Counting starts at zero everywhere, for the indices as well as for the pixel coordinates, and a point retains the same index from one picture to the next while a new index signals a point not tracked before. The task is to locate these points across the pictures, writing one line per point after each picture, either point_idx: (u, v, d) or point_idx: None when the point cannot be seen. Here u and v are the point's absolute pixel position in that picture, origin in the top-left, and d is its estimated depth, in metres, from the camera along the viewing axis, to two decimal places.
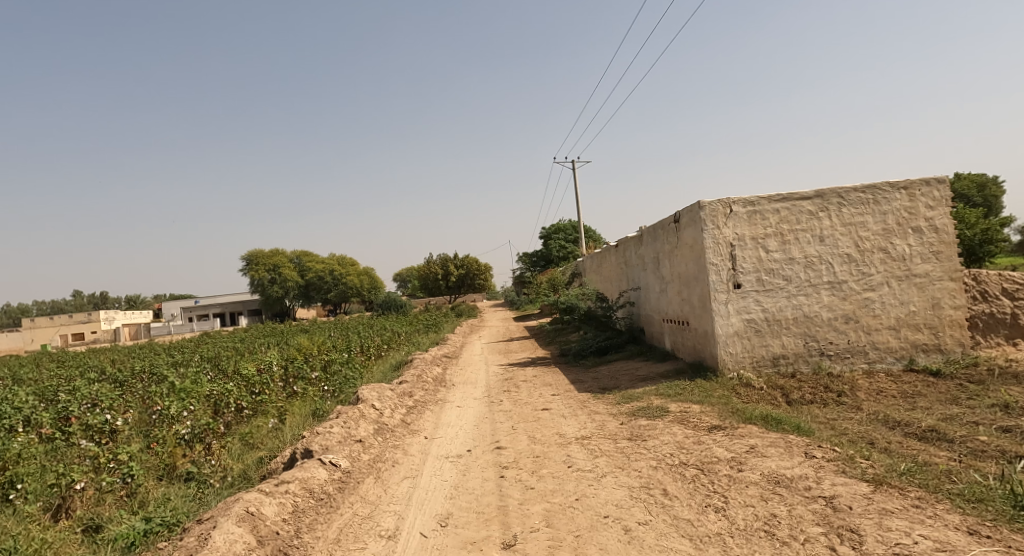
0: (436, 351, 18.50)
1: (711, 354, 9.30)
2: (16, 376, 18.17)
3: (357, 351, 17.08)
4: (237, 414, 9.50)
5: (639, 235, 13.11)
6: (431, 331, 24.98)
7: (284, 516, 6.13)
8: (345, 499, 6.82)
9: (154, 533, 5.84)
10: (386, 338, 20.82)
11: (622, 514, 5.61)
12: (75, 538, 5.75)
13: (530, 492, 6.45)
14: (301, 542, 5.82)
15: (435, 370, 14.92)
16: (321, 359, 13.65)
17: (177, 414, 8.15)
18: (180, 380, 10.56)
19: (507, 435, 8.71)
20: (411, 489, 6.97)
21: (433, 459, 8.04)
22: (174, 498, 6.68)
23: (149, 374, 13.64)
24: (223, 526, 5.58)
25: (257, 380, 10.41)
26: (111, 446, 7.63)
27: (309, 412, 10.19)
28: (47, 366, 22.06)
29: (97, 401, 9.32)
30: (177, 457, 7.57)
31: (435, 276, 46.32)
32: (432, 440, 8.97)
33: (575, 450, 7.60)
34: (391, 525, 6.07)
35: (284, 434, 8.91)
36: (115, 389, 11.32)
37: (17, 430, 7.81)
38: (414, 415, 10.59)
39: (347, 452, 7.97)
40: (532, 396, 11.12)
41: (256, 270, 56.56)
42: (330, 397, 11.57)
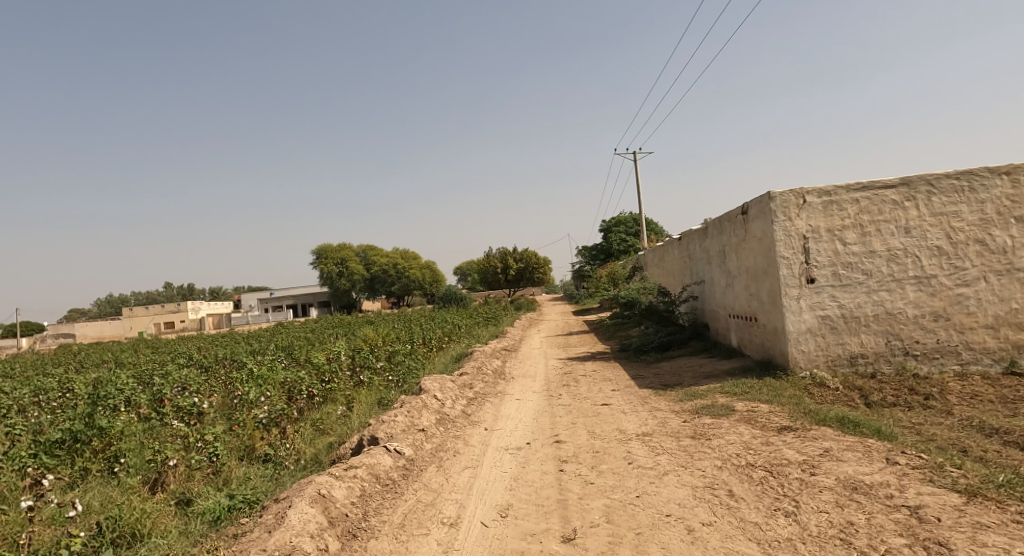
0: (496, 344, 18.65)
1: (781, 352, 8.90)
2: (115, 361, 19.74)
3: (420, 344, 17.48)
4: (308, 401, 9.90)
5: (704, 228, 12.71)
6: (491, 325, 25.09)
7: (352, 499, 6.31)
8: (408, 486, 6.97)
9: (236, 509, 6.17)
10: (448, 330, 21.21)
11: (685, 513, 5.47)
12: (169, 510, 6.14)
13: (589, 487, 6.39)
14: (368, 525, 5.98)
15: (494, 363, 15.05)
16: (386, 350, 14.04)
17: (255, 399, 8.62)
18: (257, 368, 11.14)
19: (566, 430, 8.66)
20: (472, 480, 7.04)
21: (492, 451, 8.09)
22: (253, 478, 7.06)
23: (230, 361, 14.49)
24: (298, 506, 5.81)
25: (327, 369, 10.83)
26: (198, 427, 8.14)
27: (375, 401, 10.51)
28: (145, 351, 23.87)
29: (186, 384, 9.95)
30: (255, 439, 7.99)
31: (495, 270, 46.56)
32: (492, 432, 9.03)
33: (635, 447, 7.46)
34: (452, 513, 6.16)
35: (352, 421, 9.19)
36: (200, 374, 12.07)
37: (120, 409, 8.47)
38: (474, 407, 10.70)
39: (410, 441, 8.13)
40: (591, 391, 11.01)
41: (325, 263, 59.08)
42: (395, 386, 11.87)
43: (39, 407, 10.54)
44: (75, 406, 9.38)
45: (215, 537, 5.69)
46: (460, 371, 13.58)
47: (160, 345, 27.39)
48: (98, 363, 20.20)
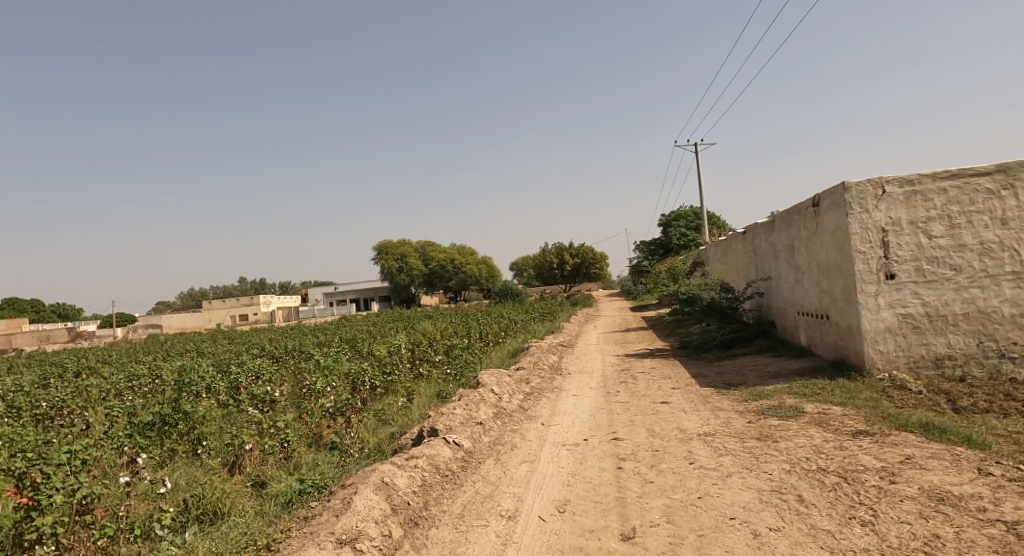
0: (552, 339, 18.60)
1: (856, 352, 8.44)
2: (195, 351, 21.03)
3: (477, 338, 17.64)
4: (371, 392, 10.16)
5: (771, 221, 12.20)
6: (547, 320, 25.07)
7: (413, 488, 6.41)
8: (467, 477, 7.02)
9: (306, 493, 6.41)
10: (504, 325, 21.33)
11: (751, 517, 5.26)
12: (246, 491, 6.50)
13: (649, 486, 6.25)
14: (430, 514, 6.09)
15: (551, 358, 15.00)
16: (444, 344, 14.25)
17: (322, 389, 8.97)
18: (322, 358, 11.54)
19: (624, 427, 8.51)
20: (529, 474, 7.01)
21: (549, 446, 8.04)
22: (321, 464, 7.30)
23: (298, 352, 15.10)
24: (364, 492, 5.95)
25: (389, 361, 11.09)
26: (271, 414, 8.53)
27: (434, 393, 10.66)
28: (221, 342, 25.29)
29: (259, 373, 10.45)
30: (323, 427, 8.29)
31: (551, 266, 46.38)
32: (549, 427, 8.98)
33: (697, 446, 7.24)
34: (510, 506, 6.16)
35: (412, 412, 9.35)
36: (272, 364, 12.64)
37: (202, 395, 8.98)
38: (531, 402, 10.68)
39: (469, 433, 8.18)
40: (650, 388, 10.78)
41: (385, 259, 60.72)
42: (453, 379, 12.00)
43: (132, 391, 11.34)
44: (164, 391, 10.04)
45: (287, 518, 5.92)
46: (516, 365, 13.60)
47: (235, 335, 28.90)
48: (180, 352, 21.52)
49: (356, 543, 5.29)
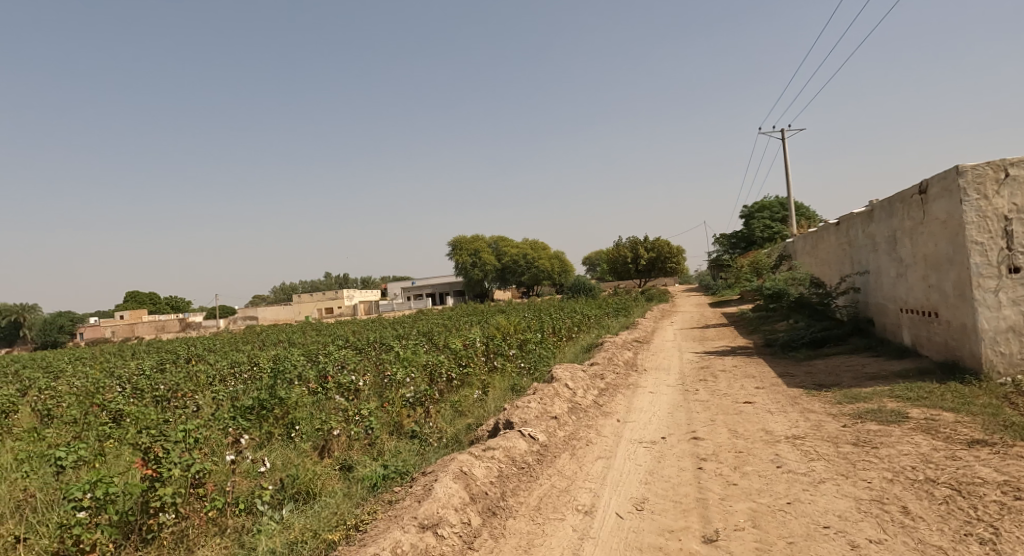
0: (627, 335, 18.22)
1: (971, 352, 7.72)
2: (285, 341, 22.27)
3: (550, 333, 17.60)
4: (448, 383, 10.31)
5: (869, 211, 11.39)
6: (621, 315, 24.70)
7: (491, 479, 6.43)
8: (543, 470, 6.98)
9: (390, 478, 6.60)
10: (578, 320, 21.15)
11: (847, 527, 4.91)
12: (335, 474, 6.82)
13: (732, 489, 5.97)
14: (507, 505, 6.11)
15: (626, 354, 14.71)
16: (518, 338, 14.30)
17: (402, 379, 9.22)
18: (401, 350, 11.85)
19: (704, 426, 8.19)
20: (605, 470, 6.88)
21: (625, 443, 7.85)
22: (403, 451, 7.49)
23: (379, 344, 15.61)
24: (443, 480, 6.04)
25: (465, 353, 11.23)
26: (355, 402, 8.85)
27: (508, 386, 10.68)
28: (308, 333, 26.66)
29: (344, 362, 10.87)
30: (403, 416, 8.53)
31: (625, 260, 45.52)
32: (625, 424, 8.79)
33: (785, 449, 6.85)
34: (587, 501, 6.07)
35: (488, 404, 9.40)
36: (355, 355, 13.12)
37: (294, 383, 9.46)
38: (606, 397, 10.50)
39: (544, 427, 8.13)
40: (732, 387, 10.32)
41: (460, 254, 61.99)
42: (527, 373, 11.99)
43: (231, 377, 12.13)
44: (261, 378, 10.68)
45: (373, 501, 6.12)
46: (590, 361, 13.43)
47: (323, 328, 30.32)
48: (274, 342, 22.85)
49: (437, 529, 5.40)
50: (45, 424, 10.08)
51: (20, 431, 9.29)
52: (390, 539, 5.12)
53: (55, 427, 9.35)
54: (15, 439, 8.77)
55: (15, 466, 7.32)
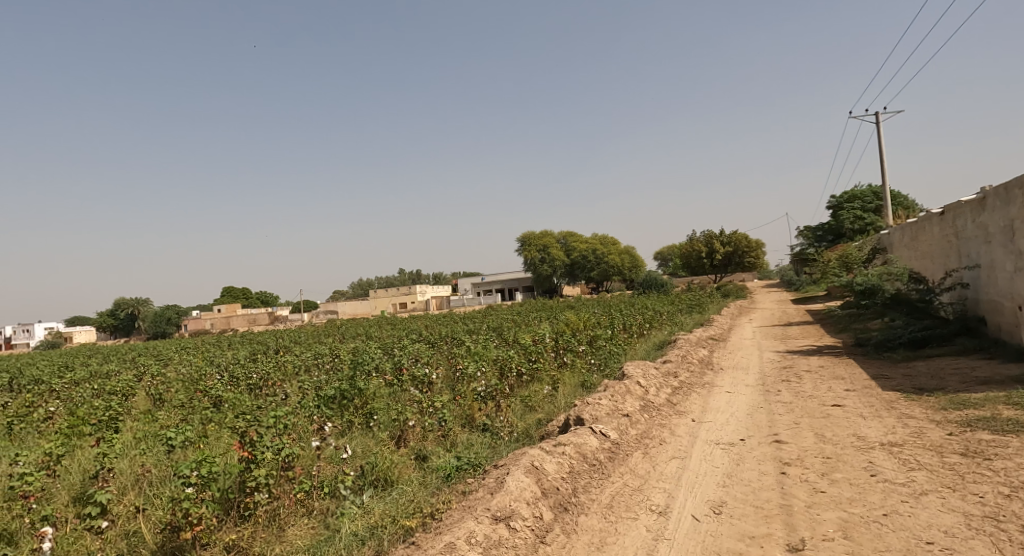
0: (702, 332, 17.59)
1: None
2: (363, 335, 23.07)
3: (620, 329, 17.25)
4: (518, 378, 10.25)
5: (981, 199, 10.41)
6: (696, 312, 23.93)
7: (562, 474, 6.32)
8: (616, 468, 6.81)
9: (463, 469, 6.62)
10: (650, 316, 20.64)
11: (955, 545, 4.48)
12: (410, 463, 6.93)
13: (819, 496, 5.59)
14: (579, 501, 5.99)
15: (701, 352, 14.20)
16: (588, 334, 14.07)
17: (473, 373, 9.27)
18: (472, 345, 11.93)
19: (788, 429, 7.74)
20: (680, 470, 6.64)
21: (701, 443, 7.54)
22: (475, 444, 7.50)
23: (450, 338, 15.82)
24: (515, 473, 5.98)
25: (534, 349, 11.16)
26: (429, 394, 8.98)
27: (579, 383, 10.49)
28: (384, 327, 27.50)
29: (417, 356, 11.06)
30: (474, 410, 8.56)
31: (699, 255, 44.01)
32: (700, 424, 8.45)
33: (880, 457, 6.35)
34: (661, 501, 5.88)
35: (558, 400, 9.27)
36: (428, 348, 13.33)
37: (371, 375, 9.71)
38: (680, 396, 10.14)
39: (615, 425, 7.93)
40: (818, 389, 9.71)
41: (529, 250, 62.21)
42: (597, 369, 11.76)
43: (314, 368, 12.64)
44: (340, 370, 11.05)
45: (448, 491, 6.14)
46: (663, 358, 13.04)
47: (399, 322, 31.23)
48: (353, 335, 23.74)
49: (510, 521, 5.36)
50: (156, 406, 10.93)
51: (136, 413, 10.10)
52: (464, 528, 5.14)
53: (165, 410, 10.11)
54: (131, 420, 9.54)
55: (134, 444, 7.96)
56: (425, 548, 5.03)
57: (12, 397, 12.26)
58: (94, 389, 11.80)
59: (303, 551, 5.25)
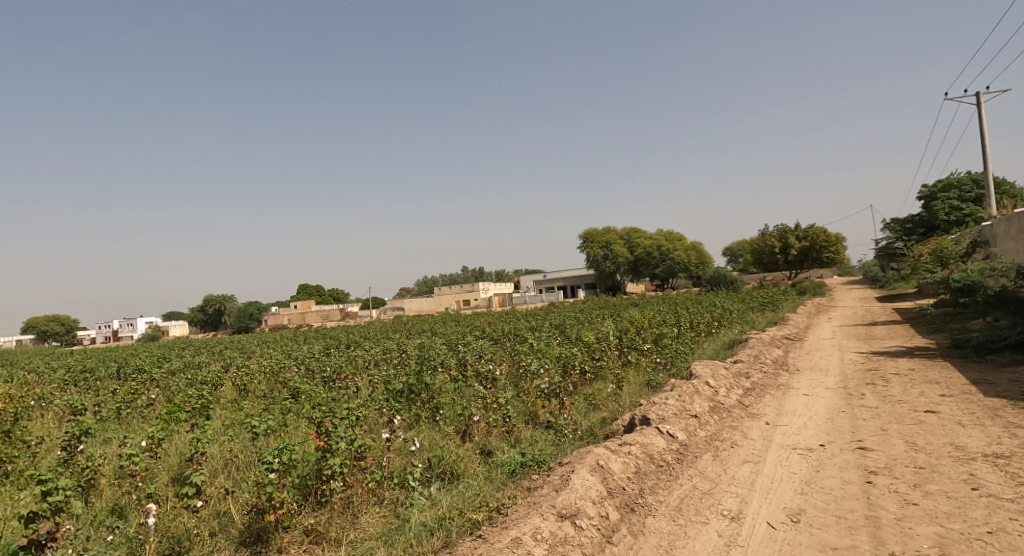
0: (776, 331, 16.78)
1: None
2: (428, 331, 23.42)
3: (687, 327, 16.70)
4: (581, 376, 10.05)
5: None
6: (769, 310, 22.86)
7: (628, 474, 6.12)
8: (684, 470, 6.53)
9: (528, 466, 6.52)
10: (720, 314, 19.88)
11: None
12: (476, 458, 6.91)
13: (912, 509, 5.19)
14: (646, 502, 5.79)
15: (775, 352, 13.52)
16: (653, 332, 13.68)
17: (536, 370, 9.18)
18: (535, 342, 11.83)
19: (874, 436, 7.21)
20: (753, 475, 6.31)
21: (776, 447, 7.13)
22: (539, 441, 7.40)
23: (513, 335, 15.77)
24: (580, 471, 5.84)
25: (597, 347, 10.92)
26: (493, 390, 8.94)
27: (644, 382, 10.18)
28: (449, 323, 27.86)
29: (481, 352, 11.06)
30: (538, 406, 8.44)
31: (771, 251, 42.15)
32: (775, 427, 8.00)
33: (982, 469, 5.80)
34: (733, 506, 5.64)
35: (623, 399, 9.02)
36: (491, 345, 13.32)
37: (437, 370, 9.78)
38: (752, 398, 9.66)
39: (683, 425, 7.62)
40: (908, 394, 9.02)
41: (591, 247, 61.57)
42: (663, 368, 11.40)
43: (383, 362, 12.91)
44: (407, 365, 11.22)
45: (513, 487, 6.06)
46: (733, 358, 12.50)
47: (464, 318, 31.57)
48: (419, 331, 24.18)
49: (576, 519, 5.24)
50: (240, 396, 11.48)
51: (224, 402, 10.65)
52: (530, 524, 5.07)
53: (249, 400, 10.61)
54: (220, 407, 10.04)
55: (223, 431, 8.38)
56: (491, 542, 4.98)
57: (116, 385, 13.21)
58: (187, 378, 12.55)
59: (375, 538, 5.33)
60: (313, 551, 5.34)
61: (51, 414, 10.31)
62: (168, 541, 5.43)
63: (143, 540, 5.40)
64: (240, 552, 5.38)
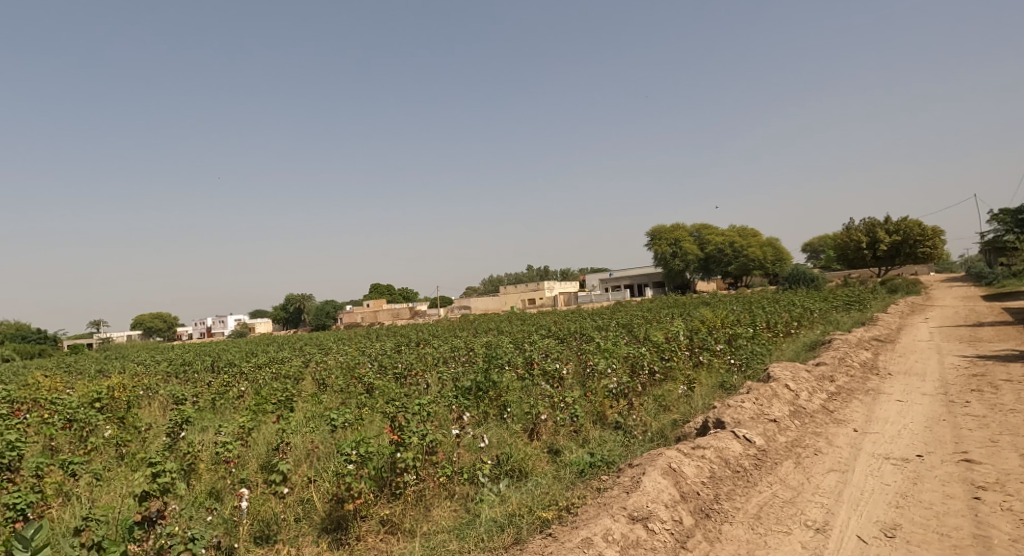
0: (865, 332, 15.69)
1: None
2: (495, 330, 23.52)
3: (764, 327, 15.92)
4: (650, 377, 9.74)
5: None
6: (855, 310, 21.47)
7: (702, 479, 5.80)
8: (762, 476, 6.15)
9: (596, 466, 6.33)
10: (801, 314, 18.84)
11: None
12: (544, 457, 6.77)
13: None
14: (722, 508, 5.49)
15: (863, 354, 12.62)
16: (726, 332, 13.08)
17: (603, 369, 8.95)
18: (602, 341, 11.59)
19: (980, 447, 6.55)
20: (840, 485, 5.87)
21: (866, 456, 6.59)
22: (608, 441, 7.18)
23: (579, 334, 15.55)
24: (651, 474, 5.59)
25: (667, 347, 10.55)
26: (560, 389, 8.79)
27: (717, 384, 9.72)
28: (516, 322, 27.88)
29: (548, 351, 10.94)
30: (606, 406, 8.20)
31: (857, 246, 39.70)
32: (864, 434, 7.43)
33: None
34: (818, 517, 5.30)
35: (695, 401, 8.62)
36: (558, 344, 13.18)
37: (503, 369, 9.72)
38: (837, 403, 9.02)
39: (761, 430, 7.16)
40: (1021, 403, 8.16)
41: (659, 244, 60.24)
42: (737, 371, 10.65)
43: (452, 359, 13.02)
44: (476, 363, 11.24)
45: (582, 486, 5.89)
46: (815, 360, 11.76)
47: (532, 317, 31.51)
48: (487, 330, 24.28)
49: (648, 522, 5.02)
50: (320, 389, 11.88)
51: (305, 395, 11.06)
52: (601, 525, 4.89)
53: (328, 394, 10.95)
54: (302, 401, 10.41)
55: (305, 422, 8.67)
56: (561, 540, 4.84)
57: (210, 377, 14.01)
58: (272, 373, 13.13)
59: (447, 531, 5.31)
60: (389, 541, 5.38)
61: (158, 402, 11.06)
62: (259, 525, 5.63)
63: (237, 522, 5.60)
64: (322, 539, 5.49)
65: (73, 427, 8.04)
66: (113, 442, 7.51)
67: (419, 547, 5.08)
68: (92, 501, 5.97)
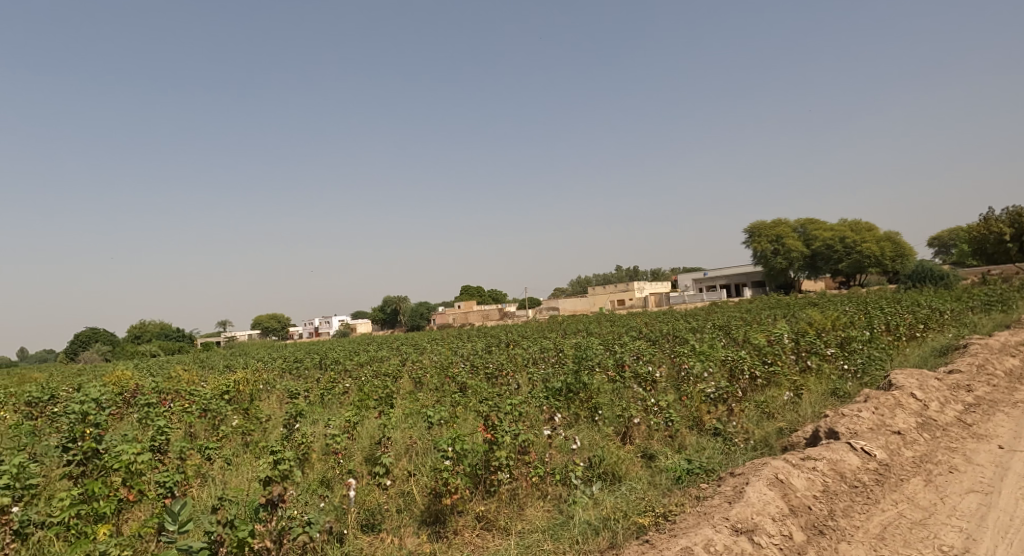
0: (1011, 336, 13.86)
1: None
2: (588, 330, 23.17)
3: (883, 330, 14.51)
4: (751, 382, 9.11)
5: None
6: (997, 310, 19.14)
7: (814, 492, 5.26)
8: (886, 494, 5.46)
9: (694, 473, 5.92)
10: (929, 315, 17.03)
11: None
12: (638, 461, 6.43)
13: None
14: (838, 526, 4.95)
15: (1007, 361, 11.14)
16: (838, 335, 11.98)
17: (700, 373, 8.45)
18: (699, 344, 10.99)
19: None
20: (983, 509, 5.15)
21: (1014, 478, 5.74)
22: (708, 447, 6.71)
23: (673, 335, 14.92)
24: (756, 484, 5.13)
25: (770, 350, 9.82)
26: (655, 393, 8.36)
27: (828, 390, 8.83)
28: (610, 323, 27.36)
29: (641, 352, 10.52)
30: (703, 412, 7.69)
31: (1002, 235, 35.51)
32: (1012, 452, 6.49)
33: None
34: (955, 542, 4.73)
35: (803, 409, 7.90)
36: (651, 346, 12.71)
37: (594, 370, 9.43)
38: (976, 415, 7.97)
39: (882, 443, 6.40)
40: None
41: (760, 241, 57.27)
42: (851, 377, 9.77)
43: (542, 360, 12.84)
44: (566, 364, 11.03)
45: (680, 493, 5.54)
46: (948, 367, 10.50)
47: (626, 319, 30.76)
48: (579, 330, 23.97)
49: (753, 535, 4.61)
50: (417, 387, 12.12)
51: (404, 392, 11.35)
52: (701, 535, 4.56)
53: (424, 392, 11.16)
54: (400, 398, 10.64)
55: (404, 418, 8.82)
56: (659, 548, 4.56)
57: (318, 374, 14.73)
58: (374, 370, 13.57)
59: (540, 531, 5.15)
60: (484, 538, 5.30)
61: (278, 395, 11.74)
62: (365, 514, 5.71)
63: (346, 509, 5.73)
64: (422, 530, 5.47)
65: (207, 416, 8.63)
66: (241, 431, 7.96)
67: (514, 545, 4.95)
68: (224, 482, 6.35)
